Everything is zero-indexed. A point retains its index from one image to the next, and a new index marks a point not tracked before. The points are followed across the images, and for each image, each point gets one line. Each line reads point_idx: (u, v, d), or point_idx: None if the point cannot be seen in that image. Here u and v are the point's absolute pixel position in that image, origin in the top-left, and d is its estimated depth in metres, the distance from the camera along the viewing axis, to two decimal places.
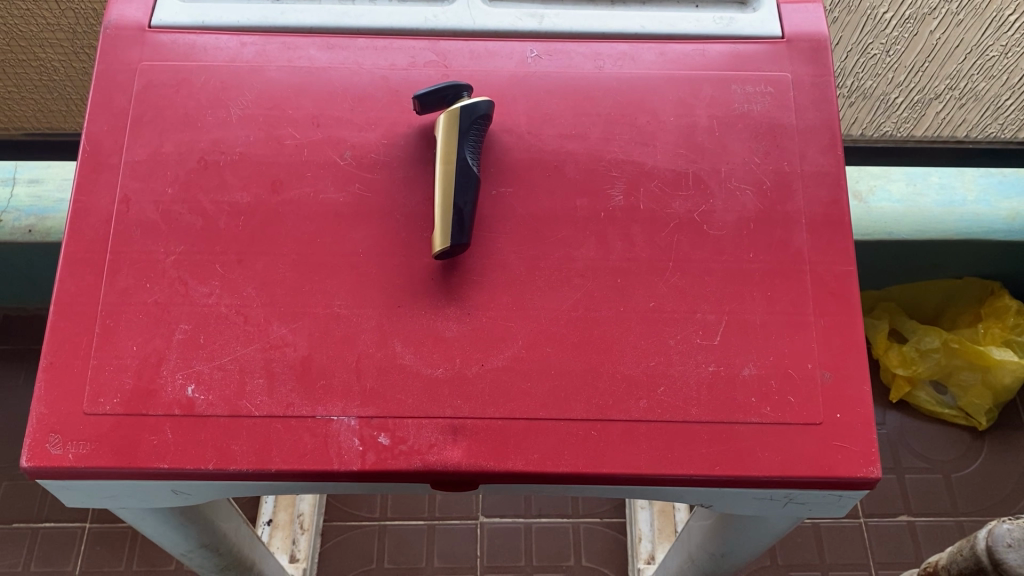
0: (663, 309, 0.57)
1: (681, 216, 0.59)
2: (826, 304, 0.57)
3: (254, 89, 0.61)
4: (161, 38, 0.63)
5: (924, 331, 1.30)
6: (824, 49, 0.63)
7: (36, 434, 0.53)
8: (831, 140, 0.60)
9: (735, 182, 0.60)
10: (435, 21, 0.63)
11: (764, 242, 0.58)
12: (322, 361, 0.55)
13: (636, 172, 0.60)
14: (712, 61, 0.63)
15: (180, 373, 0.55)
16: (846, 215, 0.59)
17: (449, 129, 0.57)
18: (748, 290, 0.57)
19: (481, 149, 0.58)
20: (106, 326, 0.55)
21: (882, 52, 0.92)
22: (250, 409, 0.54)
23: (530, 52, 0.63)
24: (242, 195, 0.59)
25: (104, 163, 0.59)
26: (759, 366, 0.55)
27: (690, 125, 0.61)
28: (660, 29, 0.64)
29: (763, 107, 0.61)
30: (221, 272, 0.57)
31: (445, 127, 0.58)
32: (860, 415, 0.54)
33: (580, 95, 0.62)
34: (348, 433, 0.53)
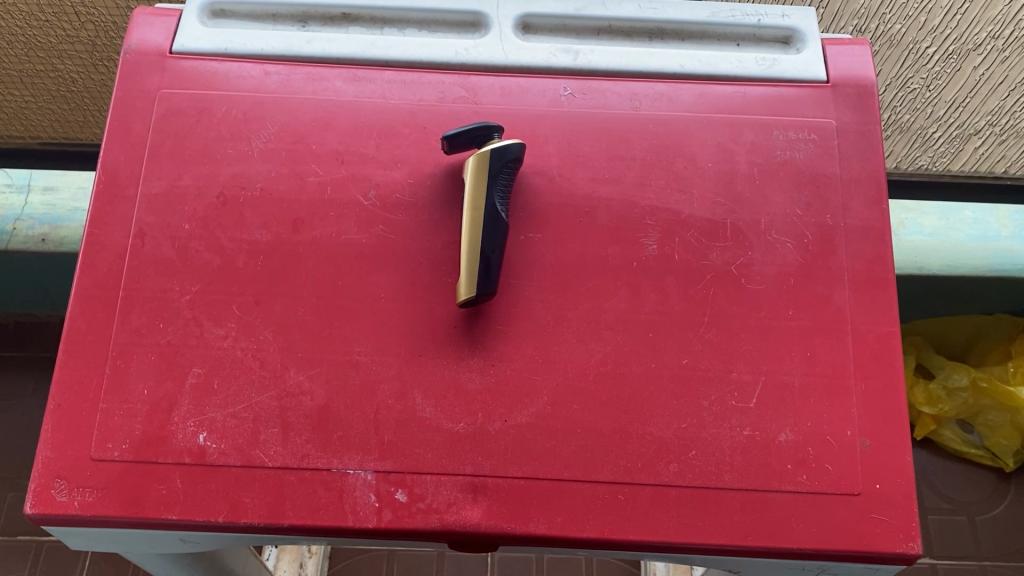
0: (697, 367, 0.54)
1: (717, 269, 0.56)
2: (867, 367, 0.54)
3: (276, 121, 0.59)
4: (182, 65, 0.60)
5: (953, 368, 1.26)
6: (870, 95, 0.60)
7: (41, 479, 0.51)
8: (876, 193, 0.58)
9: (775, 233, 0.57)
10: (466, 54, 0.61)
11: (804, 299, 0.56)
12: (340, 411, 0.53)
13: (671, 221, 0.57)
14: (753, 105, 0.60)
15: (192, 419, 0.53)
16: (890, 273, 0.56)
17: (479, 172, 0.55)
18: (786, 349, 0.54)
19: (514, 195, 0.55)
20: (117, 367, 0.53)
21: (922, 87, 0.89)
22: (263, 460, 0.52)
23: (564, 90, 0.60)
24: (262, 233, 0.56)
25: (120, 195, 0.57)
26: (796, 431, 0.53)
27: (729, 172, 0.58)
28: (701, 69, 0.61)
29: (805, 155, 0.59)
30: (237, 314, 0.55)
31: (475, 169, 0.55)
32: (901, 487, 0.52)
33: (615, 136, 0.59)
34: (364, 488, 0.51)
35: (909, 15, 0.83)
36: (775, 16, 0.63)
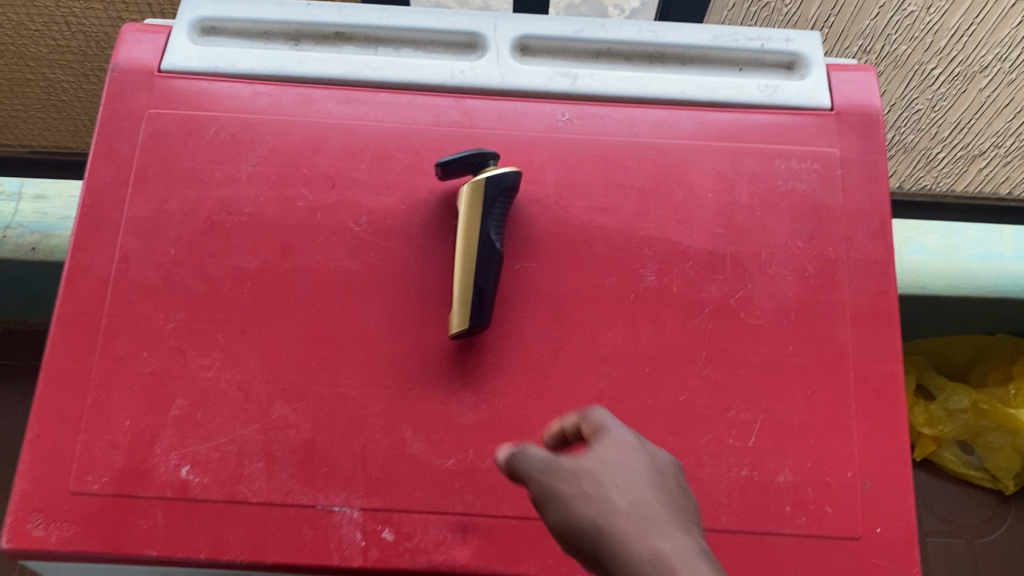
0: (695, 404, 0.52)
1: (716, 302, 0.54)
2: (868, 406, 0.53)
3: (267, 144, 0.58)
4: (171, 84, 0.59)
5: (953, 388, 1.14)
6: (875, 124, 0.59)
7: (18, 513, 0.50)
8: (880, 226, 0.57)
9: (776, 266, 0.55)
10: (462, 77, 0.60)
11: (805, 334, 0.54)
12: (326, 445, 0.51)
13: (670, 252, 0.56)
14: (755, 133, 0.59)
15: (175, 452, 0.51)
16: (893, 309, 0.55)
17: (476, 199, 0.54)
18: (786, 386, 0.53)
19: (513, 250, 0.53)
20: (97, 397, 0.52)
21: (926, 108, 0.88)
22: (247, 495, 0.50)
23: (561, 115, 0.59)
24: (249, 259, 0.55)
25: (104, 218, 0.56)
26: (796, 472, 0.51)
27: (730, 202, 0.57)
28: (702, 95, 0.60)
29: (808, 186, 0.57)
30: (223, 343, 0.53)
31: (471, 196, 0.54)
32: (901, 532, 0.50)
33: (613, 164, 0.58)
34: (350, 526, 0.50)
35: (915, 36, 0.80)
36: (779, 40, 0.62)
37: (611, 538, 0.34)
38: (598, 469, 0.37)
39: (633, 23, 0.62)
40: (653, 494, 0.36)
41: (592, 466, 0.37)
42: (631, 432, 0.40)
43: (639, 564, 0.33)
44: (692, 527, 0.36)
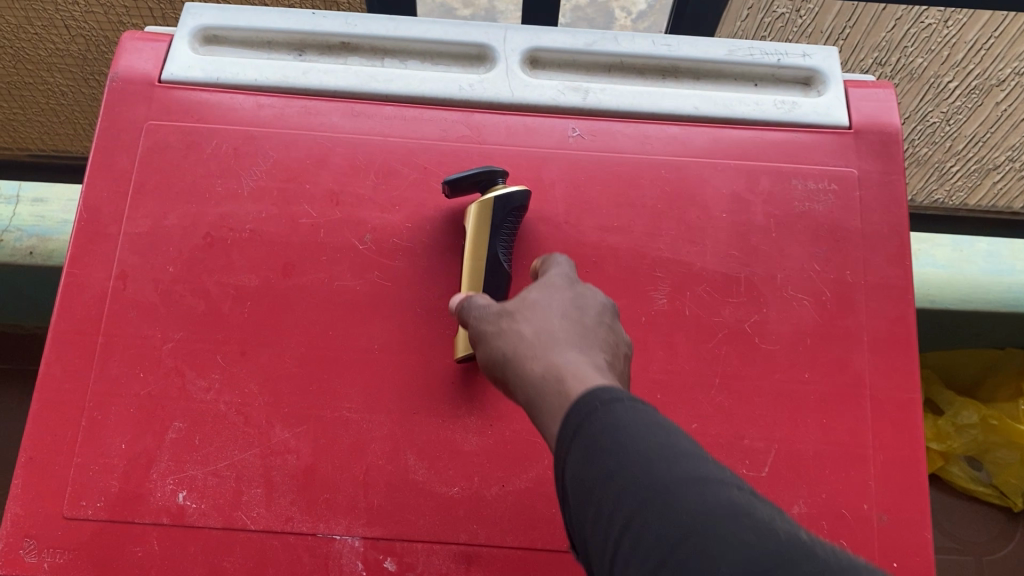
0: (707, 432, 0.51)
1: (730, 326, 0.53)
2: (886, 435, 0.51)
3: (269, 157, 0.56)
4: (171, 95, 0.57)
5: (963, 403, 1.11)
6: (894, 144, 0.57)
7: (10, 539, 0.48)
8: (899, 249, 0.55)
9: (792, 290, 0.54)
10: (470, 90, 0.58)
11: (821, 361, 0.53)
12: (328, 471, 0.50)
13: (683, 273, 0.54)
14: (771, 152, 0.57)
15: (171, 477, 0.50)
16: (912, 335, 0.53)
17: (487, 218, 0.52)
18: (802, 415, 0.51)
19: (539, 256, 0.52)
20: (93, 419, 0.51)
21: (941, 121, 0.87)
22: (246, 522, 0.49)
23: (572, 130, 0.58)
24: (250, 277, 0.53)
25: (101, 233, 0.54)
26: (811, 504, 0.50)
27: (745, 223, 0.55)
28: (717, 111, 0.58)
29: (825, 208, 0.56)
30: (222, 364, 0.52)
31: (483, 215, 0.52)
32: (920, 567, 0.49)
33: (625, 182, 0.56)
34: (351, 555, 0.48)
35: (932, 49, 0.79)
36: (796, 55, 0.60)
37: (513, 361, 0.41)
38: (516, 309, 0.44)
39: (646, 36, 0.61)
40: (559, 319, 0.42)
41: (511, 305, 0.45)
42: (566, 275, 0.47)
43: (535, 380, 0.39)
44: (596, 341, 0.41)
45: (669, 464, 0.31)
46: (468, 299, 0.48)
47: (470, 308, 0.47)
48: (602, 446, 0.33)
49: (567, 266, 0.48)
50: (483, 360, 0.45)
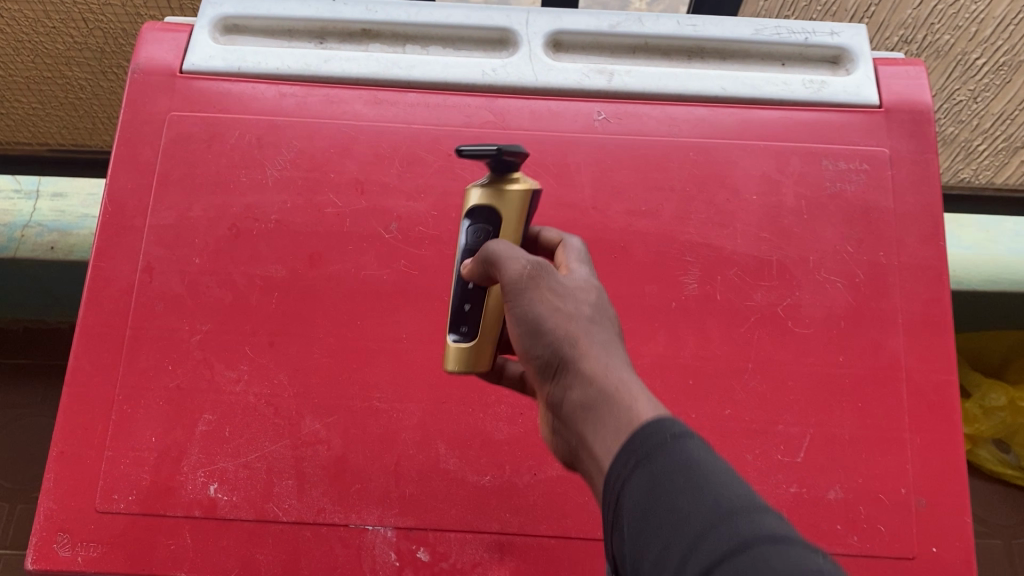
0: (741, 418, 0.50)
1: (762, 310, 0.52)
2: (923, 418, 0.51)
3: (293, 147, 0.56)
4: (193, 85, 0.57)
5: (989, 385, 1.07)
6: (927, 122, 0.56)
7: (43, 533, 0.48)
8: (933, 229, 0.54)
9: (824, 272, 0.53)
10: (494, 75, 0.58)
11: (855, 344, 0.52)
12: (358, 462, 0.50)
13: (713, 257, 0.53)
14: (800, 133, 0.56)
15: (202, 469, 0.49)
16: (948, 316, 0.52)
17: (516, 225, 0.43)
18: (836, 400, 0.51)
19: (555, 249, 0.44)
20: (123, 412, 0.50)
21: (968, 98, 0.85)
22: (277, 513, 0.49)
23: (598, 114, 0.57)
24: (276, 268, 0.53)
25: (127, 226, 0.54)
26: (847, 489, 0.49)
27: (776, 205, 0.55)
28: (744, 92, 0.57)
29: (857, 188, 0.55)
30: (250, 355, 0.51)
31: (508, 217, 0.42)
32: (960, 551, 0.48)
33: (653, 165, 0.56)
34: (384, 545, 0.48)
35: (959, 26, 0.78)
36: (824, 33, 0.59)
37: (570, 358, 0.35)
38: (579, 297, 0.37)
39: (670, 17, 0.60)
40: (616, 338, 0.37)
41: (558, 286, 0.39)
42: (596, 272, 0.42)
43: (597, 391, 0.34)
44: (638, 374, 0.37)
45: (749, 513, 0.27)
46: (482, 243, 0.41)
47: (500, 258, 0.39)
48: (674, 478, 0.29)
49: (583, 254, 0.42)
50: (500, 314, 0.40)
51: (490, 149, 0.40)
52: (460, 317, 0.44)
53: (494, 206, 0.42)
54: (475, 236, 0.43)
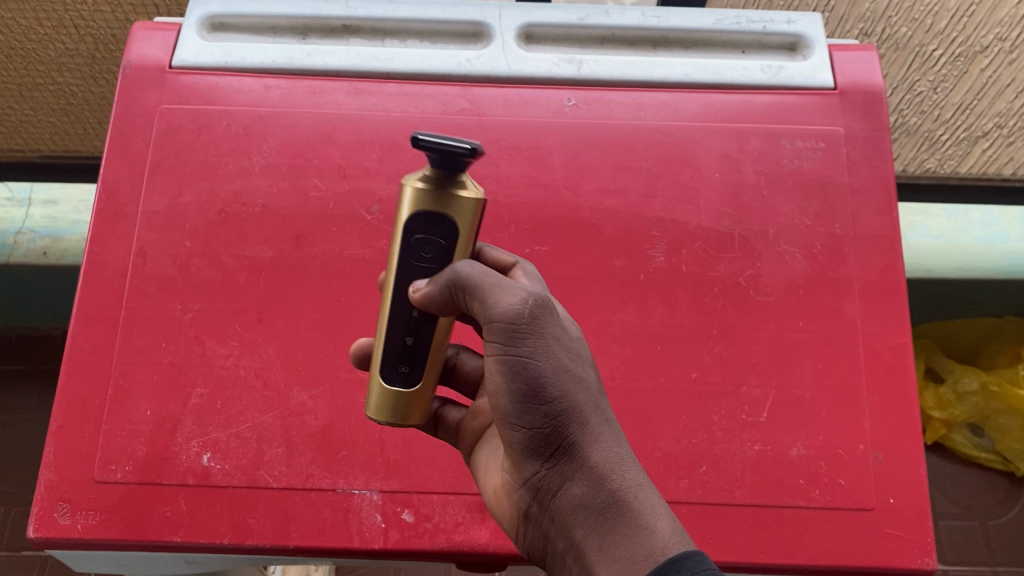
0: (707, 381, 0.53)
1: (725, 281, 0.55)
2: (879, 377, 0.53)
3: (278, 136, 0.58)
4: (182, 79, 0.60)
5: (963, 370, 1.11)
6: (879, 102, 0.60)
7: (44, 503, 0.50)
8: (886, 201, 0.57)
9: (783, 244, 0.56)
10: (468, 66, 0.61)
11: (814, 310, 0.55)
12: (344, 430, 0.52)
13: (677, 232, 0.56)
14: (759, 114, 0.60)
15: (196, 440, 0.52)
16: (901, 282, 0.55)
17: (465, 229, 0.41)
18: (797, 362, 0.53)
19: (501, 266, 0.45)
20: (119, 388, 0.53)
21: (928, 90, 0.89)
22: (268, 480, 0.51)
23: (568, 100, 0.60)
24: (263, 249, 0.56)
25: (120, 213, 0.56)
26: (809, 446, 0.52)
27: (737, 182, 0.58)
28: (706, 77, 0.61)
29: (813, 164, 0.58)
30: (240, 332, 0.54)
31: (456, 228, 0.41)
32: (916, 501, 0.51)
33: (621, 147, 0.59)
34: (370, 508, 0.51)
35: (915, 18, 0.82)
36: (781, 22, 0.63)
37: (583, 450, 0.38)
38: (584, 380, 0.40)
39: (636, 9, 0.63)
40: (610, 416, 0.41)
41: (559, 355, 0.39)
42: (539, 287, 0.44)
43: (611, 490, 0.38)
44: None
45: None
46: (454, 269, 0.40)
47: (510, 317, 0.38)
48: None
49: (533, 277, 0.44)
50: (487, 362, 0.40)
51: (463, 145, 0.37)
52: (399, 357, 0.43)
53: (440, 215, 0.40)
54: (417, 248, 0.41)
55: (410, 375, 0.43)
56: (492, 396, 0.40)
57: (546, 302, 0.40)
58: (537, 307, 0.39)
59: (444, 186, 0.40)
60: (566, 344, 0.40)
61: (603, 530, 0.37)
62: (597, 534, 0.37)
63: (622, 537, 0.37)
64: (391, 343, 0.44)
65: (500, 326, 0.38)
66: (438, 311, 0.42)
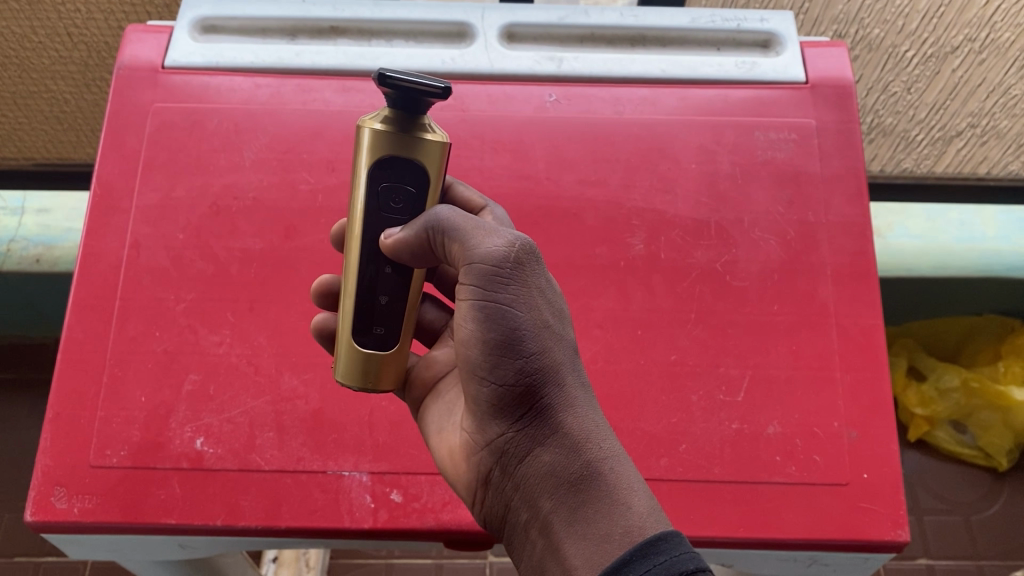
0: (685, 363, 0.54)
1: (702, 266, 0.57)
2: (852, 357, 0.55)
3: (269, 132, 0.60)
4: (174, 79, 0.62)
5: (944, 367, 1.11)
6: (849, 96, 0.62)
7: (41, 487, 0.51)
8: (856, 190, 0.59)
9: (758, 231, 0.58)
10: (452, 64, 0.63)
11: (787, 294, 0.56)
12: (334, 413, 0.54)
13: (656, 220, 0.58)
14: (733, 108, 0.62)
15: (189, 425, 0.53)
16: (872, 266, 0.57)
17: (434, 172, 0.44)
18: (772, 343, 0.55)
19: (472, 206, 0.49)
20: (113, 375, 0.54)
21: (902, 90, 0.91)
22: (260, 463, 0.52)
23: (549, 96, 0.62)
24: (255, 240, 0.58)
25: (115, 208, 0.58)
26: (785, 423, 0.53)
27: (712, 173, 0.60)
28: (682, 74, 0.63)
29: (786, 155, 0.60)
30: (232, 320, 0.55)
31: (421, 168, 0.44)
32: (888, 475, 0.52)
33: (600, 140, 0.61)
34: (359, 489, 0.52)
35: (887, 20, 0.84)
36: (754, 20, 0.65)
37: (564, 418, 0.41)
38: (568, 351, 0.42)
39: (614, 10, 0.65)
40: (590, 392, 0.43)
41: (542, 309, 0.41)
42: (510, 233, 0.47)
43: (587, 459, 0.40)
44: None
45: None
46: (433, 214, 0.42)
47: (497, 262, 0.40)
48: None
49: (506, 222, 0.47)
50: (462, 309, 0.42)
51: (435, 86, 0.40)
52: (375, 318, 0.45)
53: (407, 158, 0.43)
54: (386, 199, 0.44)
55: (387, 336, 0.45)
56: (469, 342, 0.42)
57: (534, 255, 0.42)
58: (524, 255, 0.41)
59: (404, 125, 0.43)
60: (548, 302, 0.42)
61: (576, 501, 0.39)
62: (568, 506, 0.39)
63: (596, 512, 0.38)
64: (366, 303, 0.45)
65: (492, 268, 0.40)
66: (410, 258, 0.44)
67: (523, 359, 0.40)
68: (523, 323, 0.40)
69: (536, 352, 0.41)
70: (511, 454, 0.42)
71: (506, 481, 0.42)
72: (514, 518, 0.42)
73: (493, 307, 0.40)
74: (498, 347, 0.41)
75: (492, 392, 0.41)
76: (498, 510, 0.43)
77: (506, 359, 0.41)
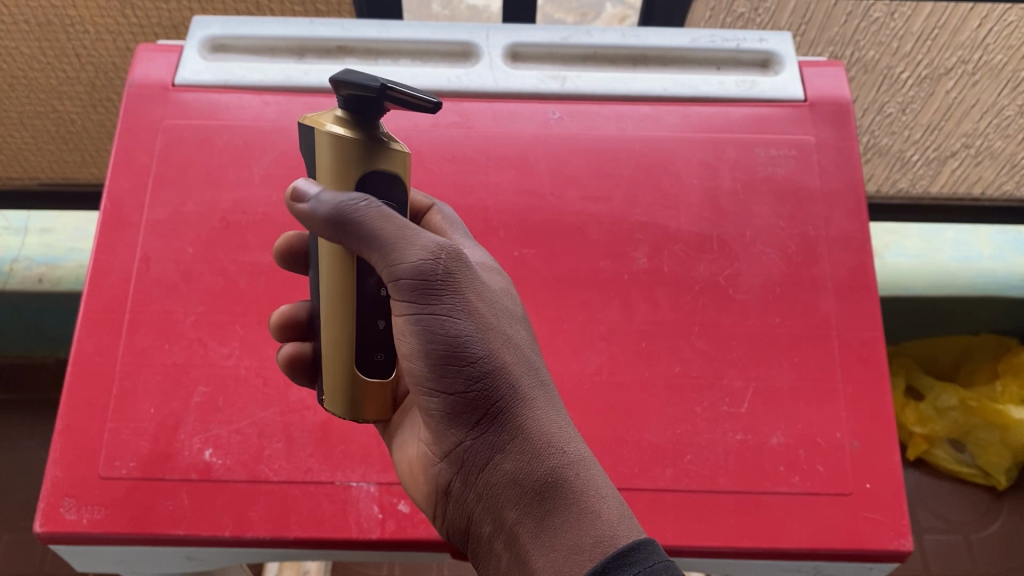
0: (689, 374, 0.55)
1: (704, 280, 0.58)
2: (853, 369, 0.56)
3: (278, 149, 0.62)
4: (184, 97, 0.63)
5: (942, 387, 1.11)
6: (846, 114, 0.64)
7: (50, 498, 0.51)
8: (855, 205, 0.61)
9: (759, 245, 0.59)
10: (457, 82, 0.64)
11: (789, 307, 0.57)
12: (342, 425, 0.54)
13: (658, 235, 0.59)
14: (733, 125, 0.63)
15: (198, 437, 0.53)
16: (871, 280, 0.58)
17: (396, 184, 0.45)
18: (775, 355, 0.56)
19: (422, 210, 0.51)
20: (122, 388, 0.54)
21: (897, 111, 0.93)
22: (268, 474, 0.53)
23: (553, 113, 0.63)
24: (264, 254, 0.58)
25: (125, 222, 0.59)
26: (788, 435, 0.54)
27: (714, 189, 0.61)
28: (683, 91, 0.64)
29: (786, 171, 0.62)
30: (240, 333, 0.56)
31: (386, 176, 0.44)
32: (891, 486, 0.53)
33: (604, 157, 0.62)
34: (367, 500, 0.52)
35: (882, 42, 0.85)
36: (753, 40, 0.66)
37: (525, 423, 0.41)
38: (518, 352, 0.42)
39: (616, 30, 0.67)
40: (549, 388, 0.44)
41: (482, 314, 0.41)
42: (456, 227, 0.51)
43: (548, 465, 0.40)
44: None
45: None
46: (349, 202, 0.41)
47: (424, 274, 0.40)
48: None
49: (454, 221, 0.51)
50: (402, 321, 0.42)
51: (431, 99, 0.40)
52: (375, 344, 0.46)
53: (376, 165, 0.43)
54: None
55: (387, 361, 0.46)
56: (414, 357, 0.42)
57: (461, 256, 0.42)
58: (452, 260, 0.41)
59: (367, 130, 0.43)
60: (486, 305, 0.42)
61: (541, 511, 0.40)
62: (534, 517, 0.40)
63: (564, 522, 0.39)
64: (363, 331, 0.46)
65: (420, 280, 0.40)
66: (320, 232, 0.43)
67: (470, 370, 0.41)
68: (465, 332, 0.41)
69: (480, 360, 0.41)
70: (471, 465, 0.42)
71: (469, 491, 0.43)
72: (480, 530, 0.43)
73: (433, 319, 0.41)
74: (444, 359, 0.41)
75: (446, 404, 0.42)
76: (463, 521, 0.44)
77: (452, 371, 0.41)
